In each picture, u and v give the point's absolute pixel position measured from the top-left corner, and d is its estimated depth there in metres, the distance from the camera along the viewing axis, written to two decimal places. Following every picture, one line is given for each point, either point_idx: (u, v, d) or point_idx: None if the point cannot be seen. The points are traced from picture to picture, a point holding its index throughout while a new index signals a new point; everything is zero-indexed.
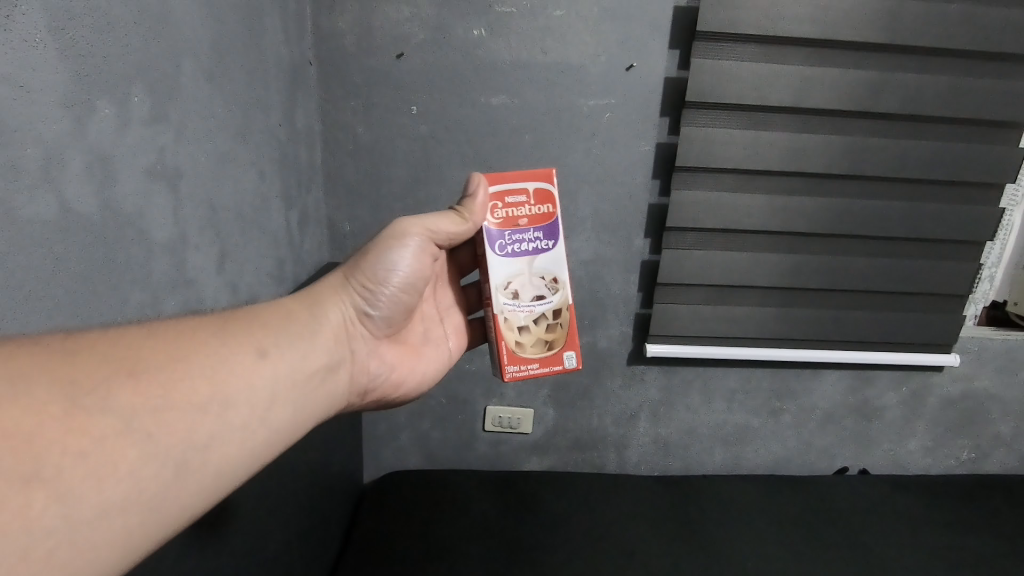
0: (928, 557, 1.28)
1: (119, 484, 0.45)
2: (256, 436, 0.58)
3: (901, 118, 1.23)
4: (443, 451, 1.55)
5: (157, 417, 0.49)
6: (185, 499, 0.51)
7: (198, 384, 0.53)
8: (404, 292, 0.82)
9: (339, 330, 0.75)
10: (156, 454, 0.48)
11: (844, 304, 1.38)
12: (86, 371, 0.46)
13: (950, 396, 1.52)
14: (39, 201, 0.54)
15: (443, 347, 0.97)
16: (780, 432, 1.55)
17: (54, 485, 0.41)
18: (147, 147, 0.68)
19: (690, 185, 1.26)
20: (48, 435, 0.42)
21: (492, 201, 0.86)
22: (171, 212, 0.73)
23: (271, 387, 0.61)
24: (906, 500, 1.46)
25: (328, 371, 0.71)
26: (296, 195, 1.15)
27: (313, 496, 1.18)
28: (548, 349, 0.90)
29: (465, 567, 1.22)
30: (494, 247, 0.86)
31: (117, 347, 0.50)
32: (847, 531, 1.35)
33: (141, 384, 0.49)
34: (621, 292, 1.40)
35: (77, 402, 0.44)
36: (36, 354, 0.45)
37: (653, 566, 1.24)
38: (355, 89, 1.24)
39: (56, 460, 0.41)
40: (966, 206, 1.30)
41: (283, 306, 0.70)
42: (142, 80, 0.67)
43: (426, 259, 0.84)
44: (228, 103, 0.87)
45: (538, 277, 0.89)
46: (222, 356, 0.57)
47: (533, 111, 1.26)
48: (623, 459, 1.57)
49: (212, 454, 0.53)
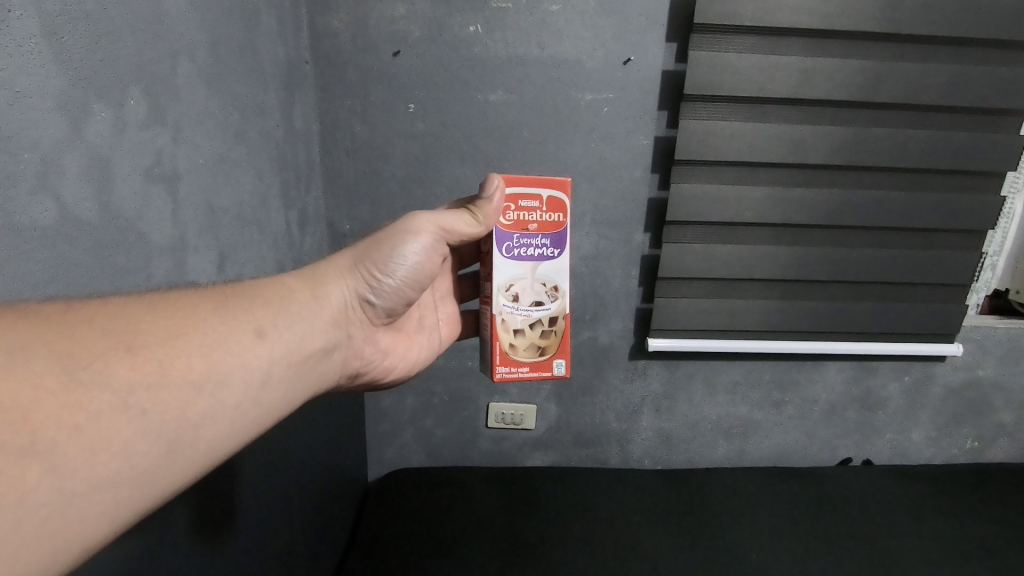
0: (933, 546, 1.28)
1: (112, 460, 0.45)
2: (247, 416, 0.58)
3: (901, 107, 1.23)
4: (446, 448, 1.55)
5: (152, 394, 0.49)
6: (175, 475, 0.51)
7: (194, 361, 0.53)
8: (409, 284, 0.81)
9: (339, 315, 0.75)
10: (149, 431, 0.48)
11: (846, 295, 1.38)
12: (83, 346, 0.46)
13: (953, 385, 1.52)
14: (37, 205, 0.54)
15: (431, 334, 0.99)
16: (782, 424, 1.55)
17: (49, 458, 0.41)
18: (144, 149, 0.68)
19: (689, 179, 1.26)
20: (46, 408, 0.41)
21: (507, 201, 0.86)
22: (170, 213, 0.73)
23: (266, 368, 0.61)
24: (910, 489, 1.46)
25: (323, 355, 0.71)
26: (294, 195, 1.15)
27: (317, 495, 1.18)
28: (539, 355, 0.91)
29: (468, 563, 1.23)
30: (501, 247, 0.86)
31: (115, 321, 0.50)
32: (851, 521, 1.36)
33: (138, 360, 0.49)
34: (622, 286, 1.40)
35: (75, 376, 0.44)
36: (35, 325, 0.45)
37: (658, 560, 1.24)
38: (352, 87, 1.24)
39: (52, 434, 0.41)
40: (967, 195, 1.30)
41: (284, 285, 0.69)
42: (138, 84, 0.67)
43: (435, 258, 0.83)
44: (225, 104, 0.86)
45: (539, 284, 0.88)
46: (220, 335, 0.57)
47: (531, 107, 1.26)
48: (626, 454, 1.57)
49: (204, 432, 0.53)
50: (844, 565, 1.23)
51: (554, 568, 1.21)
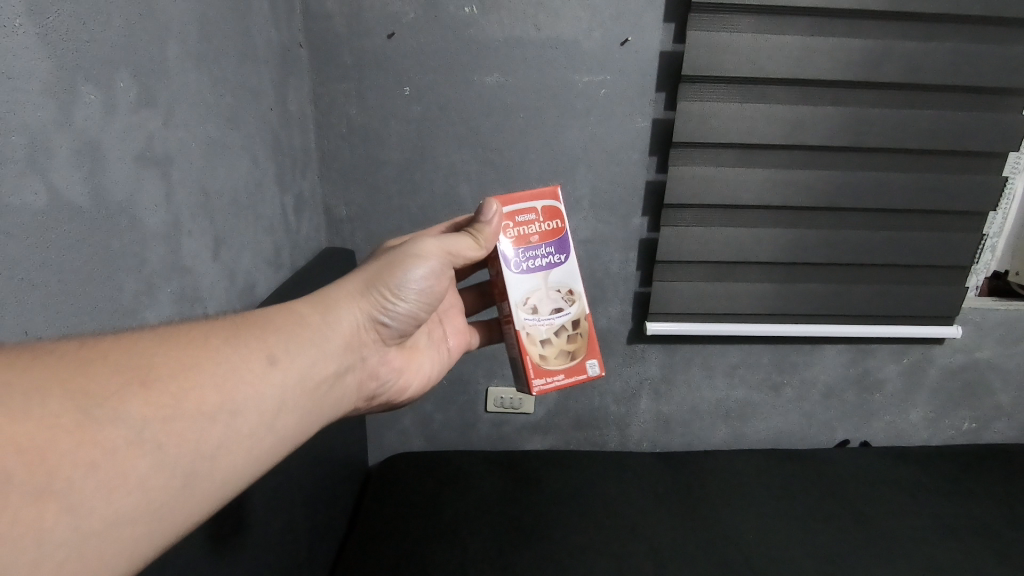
0: (926, 524, 1.30)
1: (128, 496, 0.45)
2: (262, 443, 0.58)
3: (902, 87, 1.21)
4: (446, 432, 1.56)
5: (168, 427, 0.49)
6: (192, 506, 0.51)
7: (207, 393, 0.53)
8: (421, 304, 0.80)
9: (352, 338, 0.73)
10: (164, 465, 0.48)
11: (846, 278, 1.38)
12: (99, 383, 0.46)
13: (951, 367, 1.52)
14: (27, 189, 0.53)
15: (443, 347, 0.98)
16: (781, 407, 1.56)
17: (65, 498, 0.41)
18: (135, 133, 0.67)
19: (688, 161, 1.25)
20: (61, 449, 0.42)
21: (505, 220, 0.86)
22: (163, 198, 0.72)
23: (281, 395, 0.60)
24: (904, 469, 1.48)
25: (338, 378, 0.70)
26: (290, 180, 1.14)
27: (318, 480, 1.19)
28: (571, 359, 0.89)
29: (468, 544, 1.24)
30: (510, 264, 0.85)
31: (130, 356, 0.50)
32: (846, 500, 1.37)
33: (152, 394, 0.49)
34: (620, 270, 1.40)
35: (89, 414, 0.44)
36: (49, 364, 0.45)
37: (656, 542, 1.25)
38: (347, 70, 1.22)
39: (67, 473, 0.42)
40: (967, 176, 1.29)
41: (295, 310, 0.68)
42: (128, 67, 0.66)
43: (443, 276, 0.81)
44: (217, 88, 0.85)
45: (554, 290, 0.88)
46: (234, 364, 0.57)
47: (527, 90, 1.24)
48: (625, 437, 1.58)
49: (219, 463, 0.53)
50: (843, 549, 1.23)
51: (552, 551, 1.22)
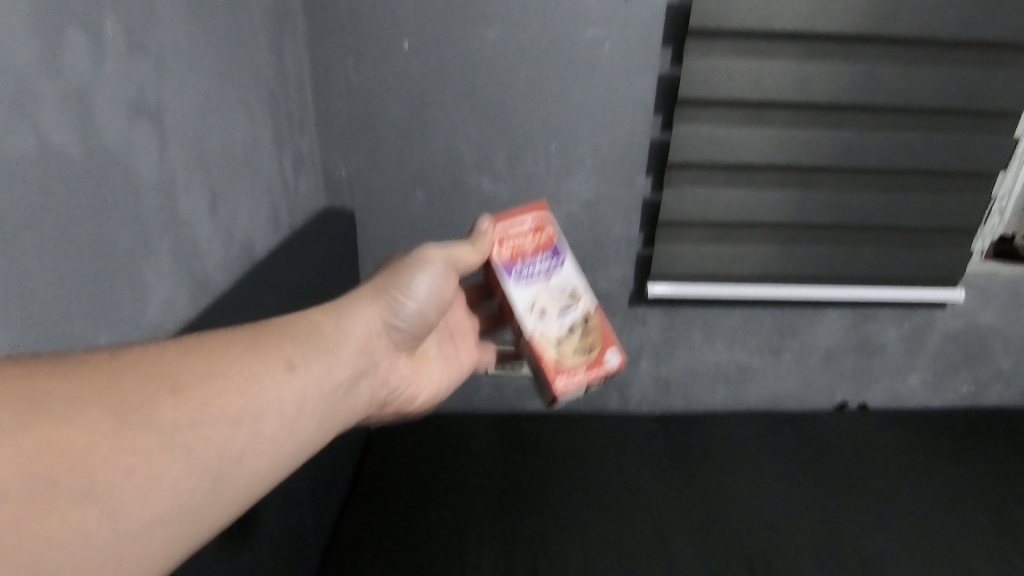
0: (920, 489, 1.31)
1: (161, 499, 0.50)
2: (281, 449, 0.63)
3: (918, 41, 1.17)
4: (447, 394, 1.56)
5: (196, 432, 0.54)
6: (220, 507, 0.56)
7: (231, 400, 0.58)
8: (427, 310, 0.88)
9: (365, 342, 0.79)
10: (194, 469, 0.53)
11: (851, 241, 1.36)
12: (130, 390, 0.51)
13: (953, 331, 1.52)
14: (15, 133, 0.52)
15: (451, 359, 1.07)
16: (781, 370, 1.56)
17: (104, 500, 0.46)
18: (126, 81, 0.65)
19: (695, 120, 1.22)
20: (100, 453, 0.46)
21: (498, 237, 0.96)
22: (157, 151, 0.71)
23: (298, 402, 0.66)
24: (901, 434, 1.49)
25: (352, 384, 0.76)
26: (287, 138, 1.12)
27: (321, 442, 1.20)
28: (588, 353, 0.96)
29: (469, 506, 1.27)
30: (511, 277, 0.95)
31: (158, 364, 0.54)
32: (841, 464, 1.39)
33: (181, 401, 0.53)
34: (622, 232, 1.39)
35: (126, 419, 0.49)
36: (86, 369, 0.49)
37: (652, 505, 1.27)
38: (344, 24, 1.19)
39: (108, 475, 0.46)
40: (980, 137, 1.26)
41: (311, 319, 0.74)
42: (114, 11, 0.63)
43: (445, 285, 0.90)
44: (210, 39, 0.83)
45: (559, 293, 0.96)
46: (255, 371, 0.62)
47: (530, 44, 1.21)
48: (625, 399, 1.58)
49: (243, 467, 0.59)
50: (838, 514, 1.25)
51: (551, 512, 1.25)
